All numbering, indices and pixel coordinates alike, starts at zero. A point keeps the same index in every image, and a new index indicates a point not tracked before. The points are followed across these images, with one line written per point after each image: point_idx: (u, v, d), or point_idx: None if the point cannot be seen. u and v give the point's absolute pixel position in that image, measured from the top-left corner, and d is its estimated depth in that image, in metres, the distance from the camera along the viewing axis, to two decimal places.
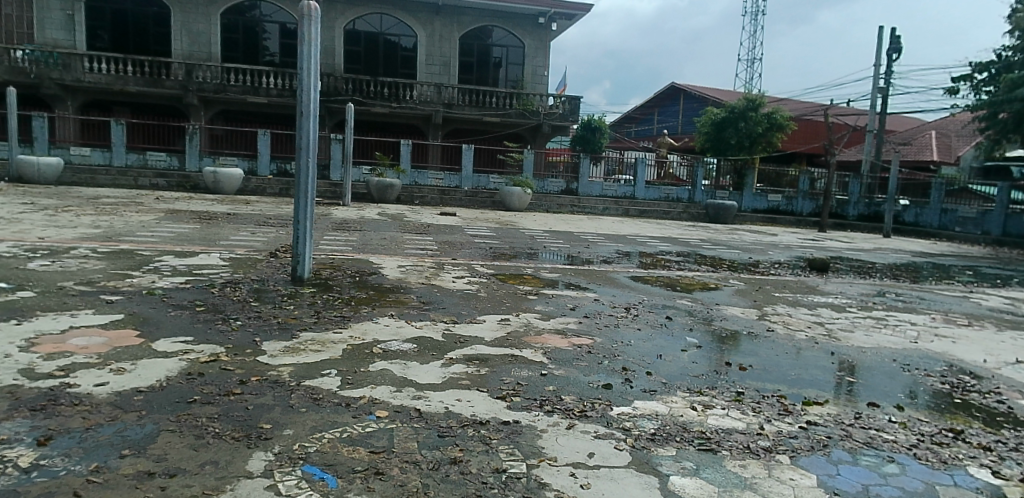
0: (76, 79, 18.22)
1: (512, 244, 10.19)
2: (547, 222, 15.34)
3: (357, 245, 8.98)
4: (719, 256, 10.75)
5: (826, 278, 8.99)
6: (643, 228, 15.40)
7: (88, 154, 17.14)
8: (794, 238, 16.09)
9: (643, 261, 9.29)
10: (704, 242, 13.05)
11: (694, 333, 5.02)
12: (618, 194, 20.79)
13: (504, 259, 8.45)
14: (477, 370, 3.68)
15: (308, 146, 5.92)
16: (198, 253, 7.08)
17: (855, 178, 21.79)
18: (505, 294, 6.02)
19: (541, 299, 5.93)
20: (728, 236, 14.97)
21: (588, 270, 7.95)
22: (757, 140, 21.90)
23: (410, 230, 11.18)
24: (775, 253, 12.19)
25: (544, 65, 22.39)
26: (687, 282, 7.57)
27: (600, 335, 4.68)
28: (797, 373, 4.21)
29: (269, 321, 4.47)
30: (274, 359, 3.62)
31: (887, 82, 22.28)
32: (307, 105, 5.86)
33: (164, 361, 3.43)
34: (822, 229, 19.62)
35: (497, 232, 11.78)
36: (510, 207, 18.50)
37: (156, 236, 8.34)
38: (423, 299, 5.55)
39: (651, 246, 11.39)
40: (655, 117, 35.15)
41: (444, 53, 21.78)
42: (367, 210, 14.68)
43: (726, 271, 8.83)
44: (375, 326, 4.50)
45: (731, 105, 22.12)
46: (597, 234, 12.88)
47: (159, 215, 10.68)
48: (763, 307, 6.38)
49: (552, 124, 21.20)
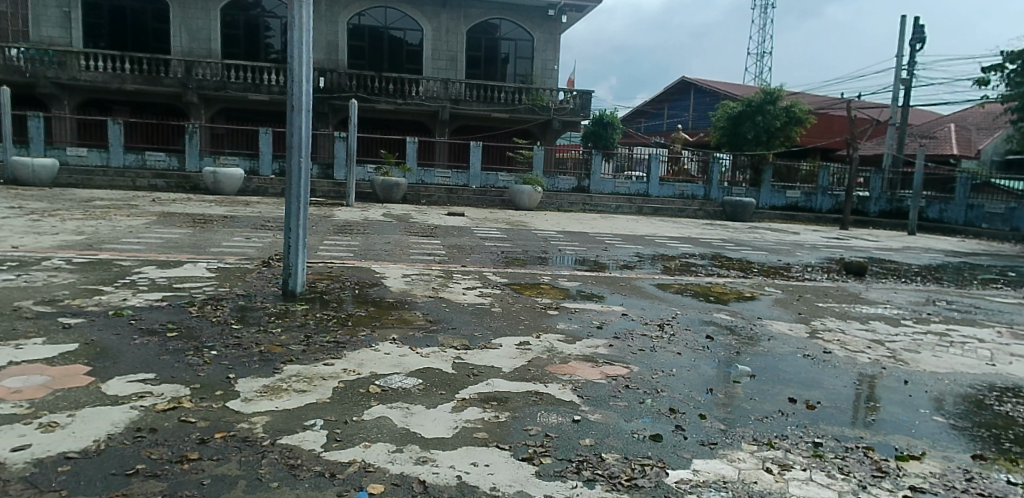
0: (72, 78, 17.63)
1: (525, 248, 9.51)
2: (559, 221, 14.66)
3: (359, 251, 8.33)
4: (745, 259, 10.04)
5: (867, 283, 8.27)
6: (660, 228, 14.66)
7: (84, 154, 16.53)
8: (819, 237, 15.33)
9: (667, 266, 8.60)
10: (727, 243, 12.30)
11: (745, 359, 4.34)
12: (631, 191, 20.09)
13: (517, 265, 7.78)
14: (495, 415, 3.02)
15: (301, 146, 5.27)
16: (183, 263, 6.45)
17: (877, 173, 20.97)
18: (523, 310, 5.35)
19: (563, 315, 5.25)
20: (749, 235, 14.24)
21: (610, 278, 7.26)
22: (774, 134, 20.78)
23: (417, 233, 10.53)
24: (803, 254, 11.45)
25: (553, 58, 21.66)
26: (719, 291, 6.91)
27: (637, 363, 4.03)
28: (877, 412, 3.52)
29: (249, 351, 3.82)
30: (247, 405, 2.98)
31: (911, 73, 21.44)
32: (298, 99, 5.21)
33: (110, 410, 2.80)
34: (844, 227, 18.84)
35: (507, 233, 11.13)
36: (520, 206, 17.81)
37: (142, 242, 7.72)
38: (430, 316, 4.90)
39: (673, 248, 10.70)
40: (666, 111, 34.38)
41: (451, 48, 21.10)
42: (372, 210, 14.05)
43: (759, 277, 8.14)
44: (373, 355, 3.84)
45: (747, 99, 21.00)
46: (614, 235, 12.18)
47: (151, 219, 10.06)
48: (811, 322, 5.71)
49: (563, 119, 20.45)
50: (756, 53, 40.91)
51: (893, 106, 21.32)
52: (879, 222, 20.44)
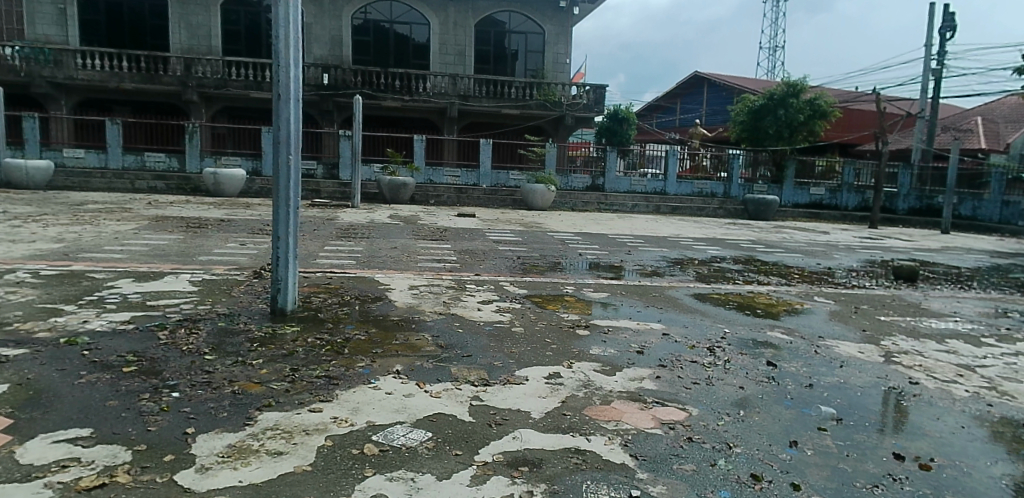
0: (69, 76, 17.04)
1: (543, 252, 8.79)
2: (576, 222, 13.93)
3: (363, 258, 7.63)
4: (782, 263, 9.24)
5: (924, 292, 7.44)
6: (683, 228, 13.90)
7: (82, 156, 15.98)
8: (850, 237, 14.51)
9: (701, 273, 7.85)
10: (756, 244, 11.53)
11: (823, 397, 3.60)
12: (647, 189, 19.34)
13: (536, 273, 7.07)
14: (529, 491, 2.29)
15: (290, 141, 4.56)
16: (163, 275, 5.74)
17: (904, 168, 20.13)
18: (550, 330, 4.60)
19: (595, 336, 4.50)
20: (778, 236, 13.45)
21: (642, 287, 6.51)
22: (797, 129, 19.72)
23: (424, 237, 9.81)
24: (840, 256, 10.67)
25: (565, 52, 20.91)
26: (762, 303, 6.17)
27: (695, 403, 3.30)
28: (1011, 475, 2.77)
29: (220, 391, 3.10)
30: (202, 480, 2.27)
31: (941, 63, 20.52)
32: (286, 87, 4.50)
33: (14, 493, 2.11)
34: (872, 225, 17.96)
35: (523, 236, 10.42)
36: (533, 206, 17.07)
37: (125, 251, 7.04)
38: (441, 341, 4.15)
39: (701, 251, 9.92)
40: (678, 107, 33.59)
41: (459, 42, 20.39)
42: (379, 212, 13.36)
43: (802, 286, 7.37)
44: (371, 396, 3.11)
45: (769, 91, 20.01)
46: (635, 237, 11.43)
47: (141, 223, 9.41)
48: (881, 342, 4.95)
49: (576, 115, 19.67)
50: (769, 48, 40.17)
51: (922, 99, 20.39)
52: (908, 219, 19.53)
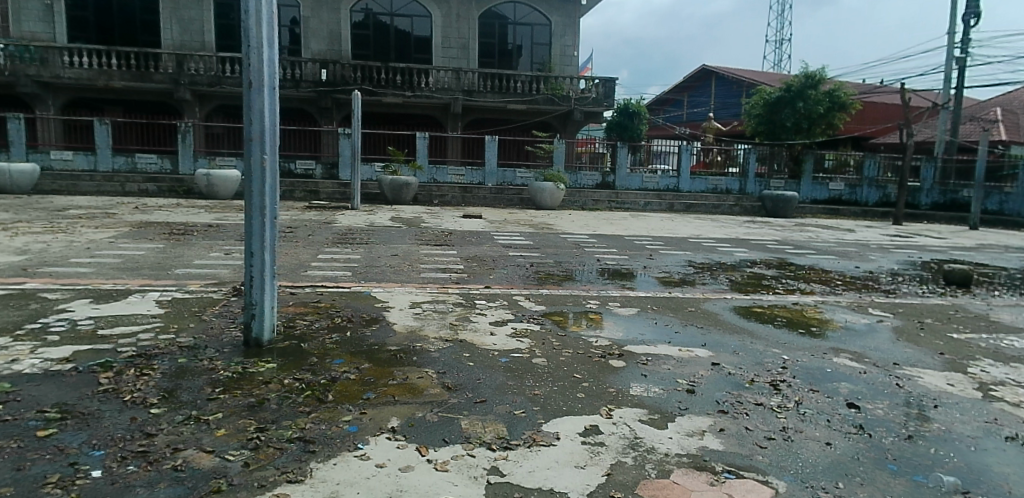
0: (56, 75, 16.33)
1: (558, 258, 8.03)
2: (588, 223, 13.17)
3: (360, 267, 6.89)
4: (818, 268, 8.45)
5: (986, 300, 6.63)
6: (702, 228, 13.11)
7: (70, 158, 15.34)
8: (879, 235, 13.69)
9: (735, 281, 7.08)
10: (784, 245, 10.74)
11: (933, 456, 2.83)
12: (660, 187, 18.61)
13: (553, 284, 6.32)
14: None
15: (264, 137, 3.79)
16: (127, 294, 5.00)
17: (928, 161, 19.33)
18: (578, 360, 3.83)
19: (633, 369, 3.73)
20: (804, 235, 12.65)
21: (673, 300, 5.75)
22: (816, 121, 18.95)
23: (427, 241, 9.05)
24: (878, 257, 9.87)
25: (573, 44, 20.14)
26: (813, 319, 5.39)
27: (776, 473, 2.54)
28: None
29: (155, 469, 2.36)
30: None
31: (965, 51, 19.67)
32: (257, 72, 3.72)
33: None
34: (898, 222, 17.13)
35: (534, 240, 9.68)
36: (541, 205, 16.29)
37: (93, 264, 6.31)
38: (448, 380, 3.38)
39: (729, 255, 9.13)
40: (686, 101, 32.83)
41: (462, 35, 19.61)
42: (379, 214, 12.62)
43: (851, 295, 6.58)
44: (355, 473, 2.37)
45: (787, 83, 19.10)
46: (655, 239, 10.66)
47: (120, 230, 8.69)
48: (969, 369, 4.16)
49: (584, 110, 18.88)
50: (775, 41, 39.36)
51: (945, 88, 19.53)
52: (933, 214, 18.67)
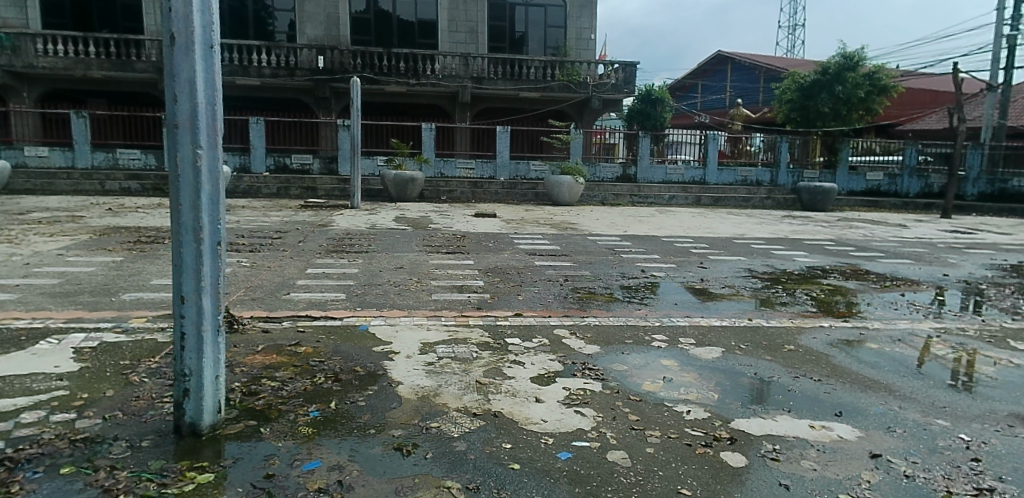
0: (27, 64, 15.19)
1: (593, 269, 6.76)
2: (614, 220, 11.88)
3: (358, 284, 5.67)
4: (900, 277, 7.15)
5: None
6: (740, 225, 11.84)
7: (46, 155, 14.09)
8: (935, 231, 12.37)
9: (818, 299, 5.78)
10: (841, 246, 9.44)
11: None
12: (685, 179, 17.27)
13: (596, 306, 5.06)
14: None
15: (197, 120, 2.45)
16: (43, 336, 3.76)
17: (975, 148, 17.91)
18: (674, 456, 2.53)
19: (763, 474, 2.43)
20: (857, 233, 11.32)
21: (761, 332, 4.45)
22: (854, 107, 17.67)
23: (437, 248, 7.80)
24: (959, 261, 8.55)
25: (590, 26, 18.72)
26: (950, 361, 4.06)
27: None
28: None
29: None
30: None
31: (1015, 28, 18.21)
32: (183, 20, 2.38)
33: None
34: (947, 215, 15.74)
35: (560, 243, 8.45)
36: (558, 201, 14.97)
37: (20, 286, 5.07)
38: None
39: (789, 261, 7.82)
40: (699, 90, 31.49)
41: (470, 18, 18.24)
42: (382, 214, 11.40)
43: (972, 318, 5.26)
44: None
45: (822, 65, 17.84)
46: (695, 240, 9.39)
47: (78, 239, 7.48)
48: None
49: (603, 97, 17.50)
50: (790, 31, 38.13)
51: (995, 68, 18.07)
52: (981, 206, 17.23)
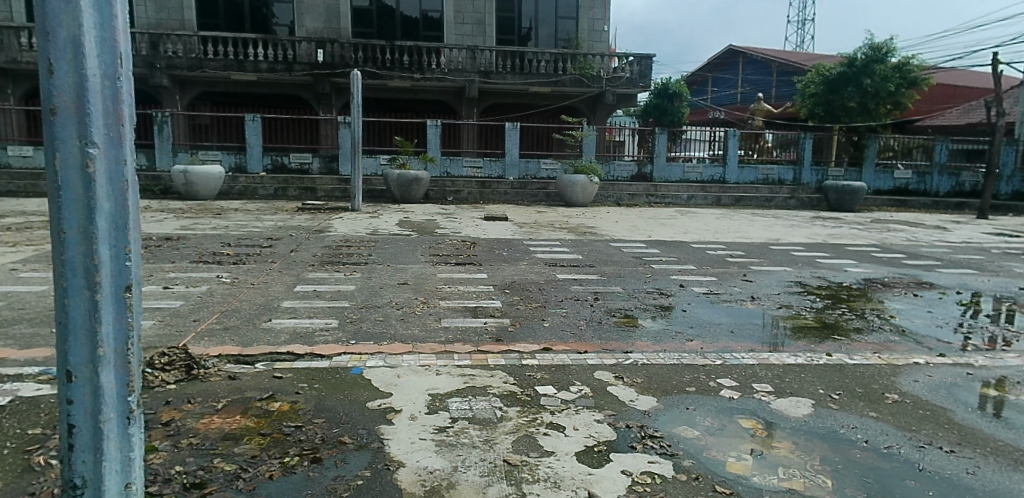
0: (11, 60, 14.40)
1: (624, 283, 5.91)
2: (634, 223, 11.02)
3: (352, 306, 4.83)
4: (972, 290, 6.29)
5: None
6: (771, 228, 10.97)
7: (29, 155, 13.33)
8: (980, 233, 11.47)
9: (893, 321, 4.91)
10: (889, 252, 8.58)
11: None
12: (703, 178, 16.37)
13: (635, 335, 4.20)
14: None
15: (86, 101, 1.61)
16: None
17: (1010, 143, 16.90)
18: None
19: None
20: (900, 237, 10.43)
21: (848, 374, 3.57)
22: (883, 101, 16.51)
23: (445, 258, 6.97)
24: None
25: (602, 17, 17.83)
26: None
27: None
28: None
29: None
30: None
31: None
32: None
33: None
34: (984, 215, 14.82)
35: (580, 251, 7.61)
36: (571, 202, 14.12)
37: None
38: None
39: (841, 272, 6.94)
40: (709, 85, 30.71)
41: (477, 9, 17.35)
42: (384, 218, 10.56)
43: None
44: None
45: (849, 58, 16.76)
46: (728, 246, 8.55)
47: (40, 249, 6.65)
48: None
49: (616, 91, 16.65)
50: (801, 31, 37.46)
51: None
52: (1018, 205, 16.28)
